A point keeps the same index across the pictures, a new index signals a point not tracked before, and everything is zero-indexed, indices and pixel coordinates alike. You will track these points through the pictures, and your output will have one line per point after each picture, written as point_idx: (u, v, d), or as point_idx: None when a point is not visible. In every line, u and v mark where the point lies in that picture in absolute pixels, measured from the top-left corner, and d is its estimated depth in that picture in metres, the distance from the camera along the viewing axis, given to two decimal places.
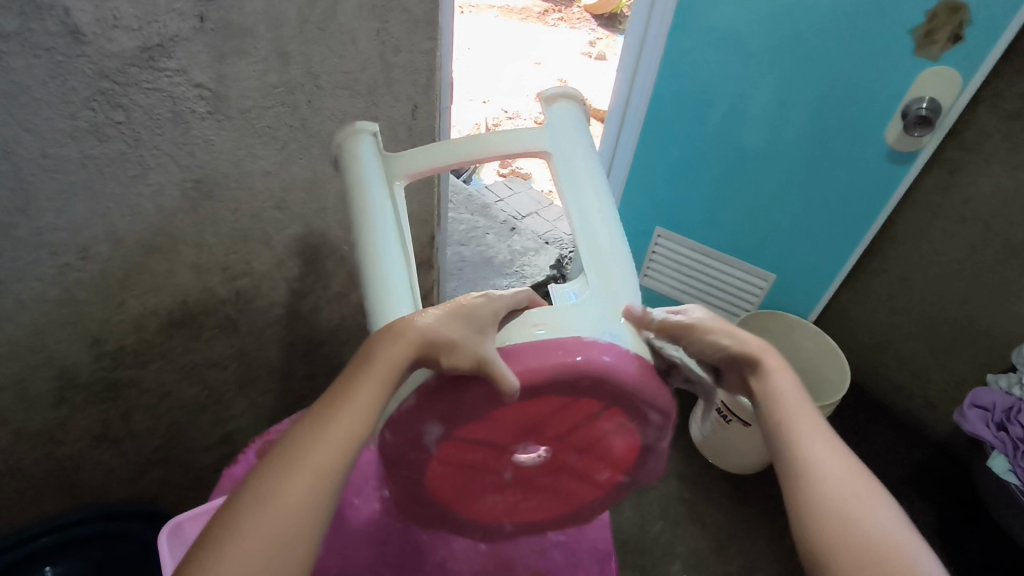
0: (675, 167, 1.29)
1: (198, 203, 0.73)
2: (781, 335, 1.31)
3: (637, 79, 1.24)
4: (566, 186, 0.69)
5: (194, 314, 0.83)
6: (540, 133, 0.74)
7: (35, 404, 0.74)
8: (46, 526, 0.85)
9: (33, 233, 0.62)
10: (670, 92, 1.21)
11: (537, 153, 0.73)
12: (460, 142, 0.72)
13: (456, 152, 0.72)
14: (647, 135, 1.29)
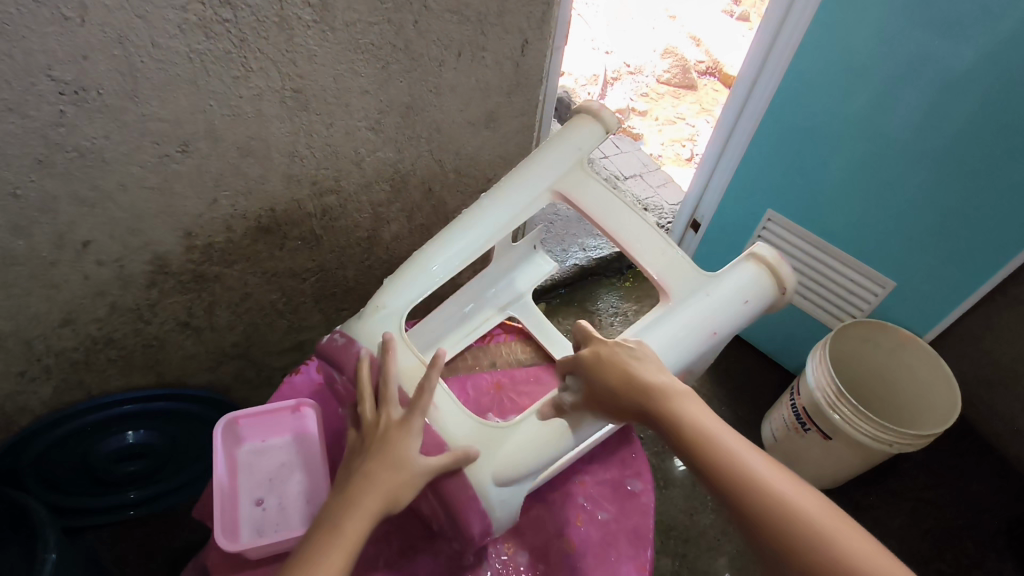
0: (801, 148, 1.16)
1: (295, 113, 0.73)
2: (885, 351, 1.18)
3: (771, 54, 1.13)
4: (654, 323, 0.68)
5: (280, 223, 0.84)
6: (697, 280, 0.71)
7: (131, 282, 0.80)
8: (132, 395, 0.95)
9: (140, 118, 0.64)
10: (804, 74, 1.09)
11: (665, 291, 0.71)
12: (619, 210, 0.75)
13: (603, 207, 0.75)
14: (775, 108, 1.17)
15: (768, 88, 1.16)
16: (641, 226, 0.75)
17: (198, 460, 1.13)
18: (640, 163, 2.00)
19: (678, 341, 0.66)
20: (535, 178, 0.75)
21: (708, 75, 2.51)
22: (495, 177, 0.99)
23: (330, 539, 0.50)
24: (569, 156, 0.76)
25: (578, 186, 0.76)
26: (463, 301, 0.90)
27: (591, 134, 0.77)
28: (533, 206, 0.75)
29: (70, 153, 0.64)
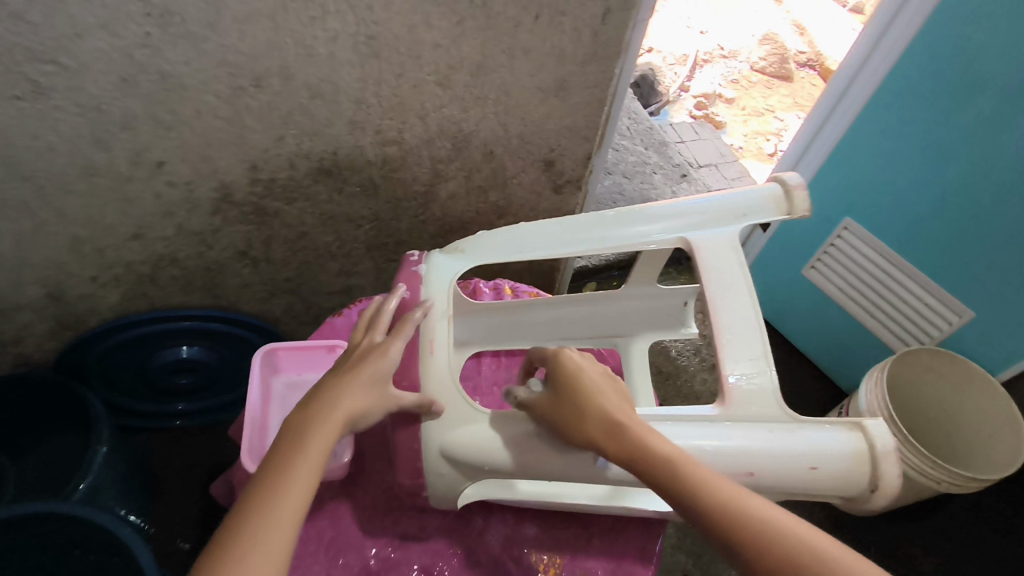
0: (898, 156, 1.07)
1: (366, 60, 0.73)
2: (947, 386, 1.11)
3: (870, 60, 1.06)
4: (690, 423, 0.50)
5: (341, 167, 0.86)
6: (772, 414, 0.51)
7: (197, 207, 0.84)
8: (188, 315, 1.01)
9: (219, 49, 0.66)
10: (908, 85, 1.01)
11: (725, 399, 0.51)
12: (740, 283, 0.56)
13: (717, 267, 0.57)
14: (875, 108, 1.07)
15: (863, 93, 1.08)
16: (741, 315, 0.55)
17: (241, 382, 1.20)
18: (717, 153, 1.92)
19: (701, 456, 0.48)
20: (649, 214, 0.59)
21: (807, 68, 2.36)
22: (559, 148, 0.97)
23: (296, 454, 0.48)
24: (718, 205, 0.59)
25: (710, 244, 0.58)
26: (580, 315, 0.80)
27: (776, 204, 0.58)
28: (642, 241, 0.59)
29: (151, 76, 0.67)
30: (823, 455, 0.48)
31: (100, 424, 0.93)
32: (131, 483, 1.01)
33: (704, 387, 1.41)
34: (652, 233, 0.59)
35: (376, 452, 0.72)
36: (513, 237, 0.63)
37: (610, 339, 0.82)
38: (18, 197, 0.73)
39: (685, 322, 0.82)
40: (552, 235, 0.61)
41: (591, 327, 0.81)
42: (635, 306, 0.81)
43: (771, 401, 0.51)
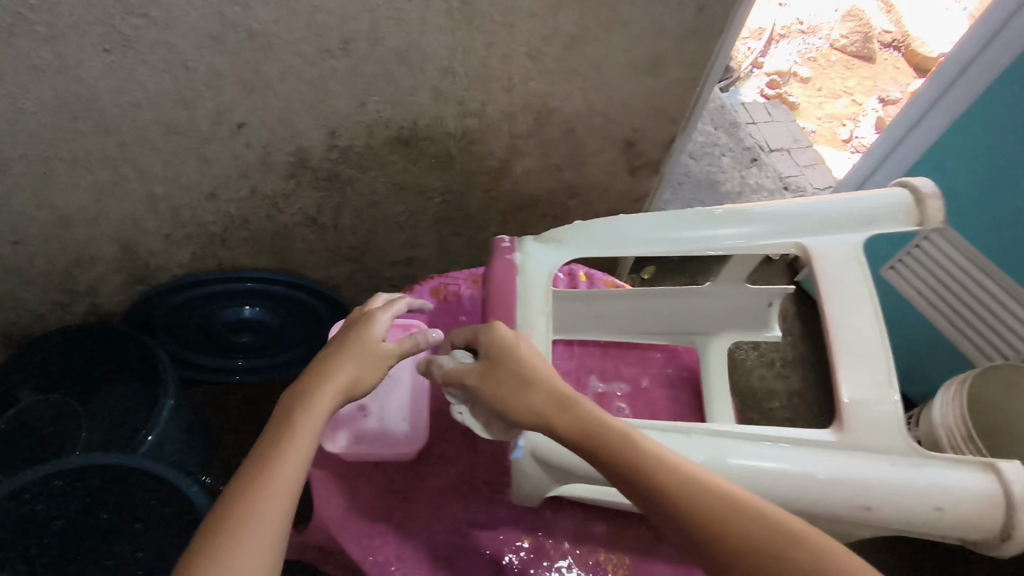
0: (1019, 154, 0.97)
1: (458, 27, 0.69)
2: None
3: (971, 64, 1.00)
4: (805, 447, 0.46)
5: (420, 137, 0.83)
6: (897, 445, 0.46)
7: (272, 170, 0.82)
8: (252, 275, 1.01)
9: (310, 9, 0.63)
10: (1008, 93, 0.96)
11: (842, 423, 0.48)
12: (869, 296, 0.52)
13: (839, 279, 0.53)
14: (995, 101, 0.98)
15: (957, 97, 1.03)
16: (866, 333, 0.50)
17: (298, 343, 1.20)
18: (791, 136, 1.83)
19: (816, 486, 0.45)
20: (766, 215, 0.56)
21: (891, 49, 2.21)
22: (642, 129, 0.92)
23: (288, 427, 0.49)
24: (842, 209, 0.55)
25: (832, 253, 0.54)
26: (660, 308, 0.77)
27: (905, 205, 0.55)
28: (756, 243, 0.56)
29: (241, 35, 0.64)
30: (952, 498, 0.44)
31: (168, 381, 0.93)
32: (193, 430, 1.04)
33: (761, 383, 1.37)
34: (769, 237, 0.55)
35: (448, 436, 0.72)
36: (618, 229, 0.58)
37: (688, 336, 0.79)
38: (101, 151, 0.73)
39: (768, 323, 0.78)
40: (660, 231, 0.57)
41: (669, 321, 0.78)
42: (721, 303, 0.77)
43: (896, 432, 0.47)
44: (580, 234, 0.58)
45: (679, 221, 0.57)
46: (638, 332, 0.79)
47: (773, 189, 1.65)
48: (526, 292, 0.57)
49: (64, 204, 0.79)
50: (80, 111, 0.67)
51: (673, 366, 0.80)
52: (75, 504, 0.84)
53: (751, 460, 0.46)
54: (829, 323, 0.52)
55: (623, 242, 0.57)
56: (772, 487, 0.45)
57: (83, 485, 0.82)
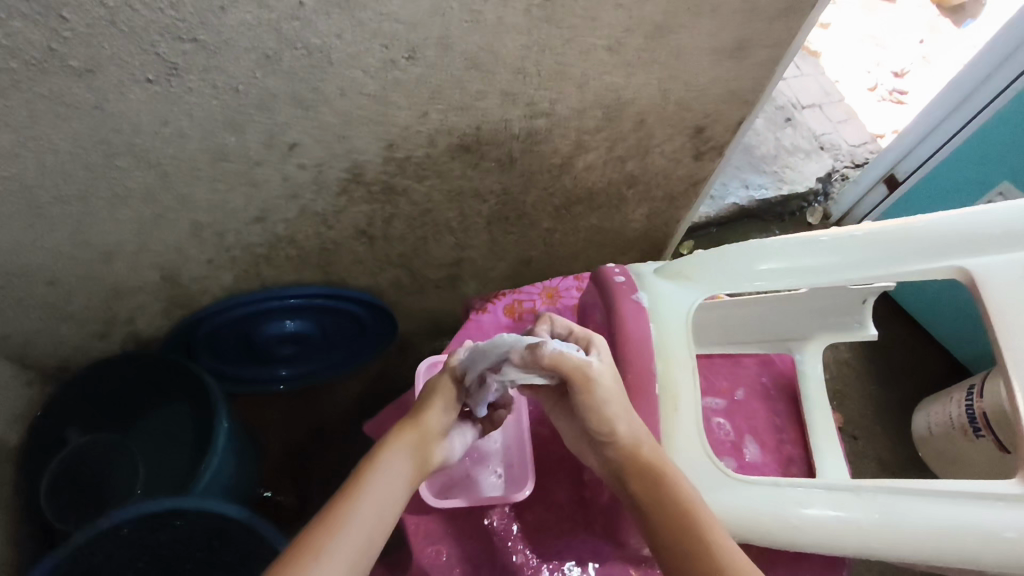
0: None
1: (537, 25, 0.61)
2: None
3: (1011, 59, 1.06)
4: (989, 503, 0.49)
5: (482, 142, 0.76)
6: None
7: (324, 188, 0.75)
8: (296, 291, 0.94)
9: (377, 18, 0.55)
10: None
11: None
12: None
13: (1015, 308, 0.53)
14: None
15: (999, 90, 1.09)
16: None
17: (338, 348, 1.14)
18: (822, 91, 1.71)
19: (948, 543, 0.49)
20: (918, 235, 0.56)
21: None
22: (714, 114, 0.85)
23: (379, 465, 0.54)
24: (1009, 226, 0.54)
25: (1004, 271, 0.54)
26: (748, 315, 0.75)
27: None
28: (914, 266, 0.55)
29: (299, 51, 0.56)
30: None
31: (219, 401, 0.90)
32: (244, 452, 1.00)
33: None
34: (928, 260, 0.55)
35: (561, 458, 0.71)
36: (759, 258, 0.59)
37: (786, 344, 0.76)
38: (143, 185, 0.65)
39: (863, 324, 0.72)
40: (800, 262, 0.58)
41: (760, 329, 0.76)
42: (817, 306, 0.73)
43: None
44: (719, 268, 0.60)
45: (823, 247, 0.58)
46: (729, 343, 0.76)
47: (809, 150, 1.58)
48: (665, 345, 0.60)
49: (104, 240, 0.71)
50: (120, 146, 0.60)
51: (769, 375, 0.76)
52: (164, 535, 0.80)
53: (917, 520, 0.50)
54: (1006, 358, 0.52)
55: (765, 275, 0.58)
56: (887, 544, 0.50)
57: (165, 519, 0.78)
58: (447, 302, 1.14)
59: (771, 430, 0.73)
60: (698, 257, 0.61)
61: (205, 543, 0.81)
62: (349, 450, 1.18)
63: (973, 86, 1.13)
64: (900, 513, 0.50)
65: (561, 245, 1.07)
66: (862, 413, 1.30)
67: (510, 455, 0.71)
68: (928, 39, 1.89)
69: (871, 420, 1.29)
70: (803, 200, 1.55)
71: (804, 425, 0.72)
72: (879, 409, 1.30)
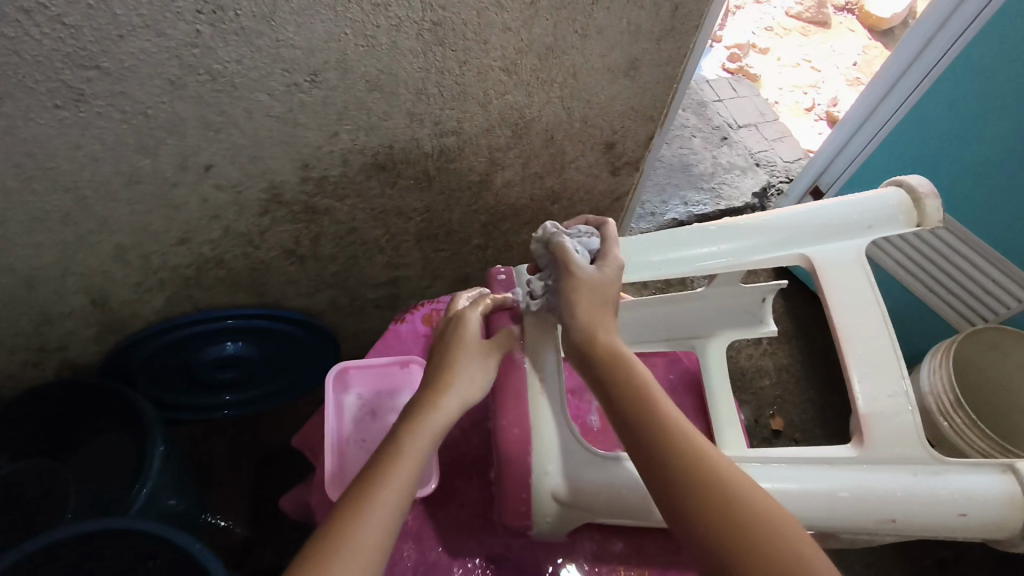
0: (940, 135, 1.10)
1: (431, 48, 0.66)
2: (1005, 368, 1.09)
3: (905, 75, 1.13)
4: (835, 465, 0.53)
5: (396, 161, 0.80)
6: (911, 453, 0.53)
7: (245, 208, 0.78)
8: (231, 312, 0.96)
9: (273, 44, 0.60)
10: (943, 100, 1.08)
11: (861, 436, 0.54)
12: (863, 301, 0.58)
13: (845, 290, 0.58)
14: (924, 101, 1.11)
15: (897, 104, 1.16)
16: (875, 341, 0.56)
17: (282, 373, 1.15)
18: (757, 111, 1.78)
19: (788, 501, 0.52)
20: (766, 226, 0.61)
21: (845, 13, 2.12)
22: (622, 130, 0.90)
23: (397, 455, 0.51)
24: (843, 216, 0.61)
25: (836, 258, 0.60)
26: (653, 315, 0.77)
27: (916, 200, 0.61)
28: (763, 254, 0.61)
29: (201, 77, 0.60)
30: (973, 503, 0.51)
31: (155, 424, 0.93)
32: (184, 476, 1.01)
33: (751, 363, 1.40)
34: (775, 248, 0.61)
35: (477, 457, 0.76)
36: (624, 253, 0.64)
37: (688, 341, 0.78)
38: (60, 208, 0.68)
39: (765, 318, 0.77)
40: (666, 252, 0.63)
41: (665, 326, 0.78)
42: (719, 303, 0.77)
43: (912, 441, 0.53)
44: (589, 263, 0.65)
45: (683, 240, 0.63)
46: (634, 341, 0.78)
47: (745, 167, 1.65)
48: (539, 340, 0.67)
49: (28, 264, 0.74)
50: (33, 170, 0.63)
51: (675, 372, 0.82)
52: (99, 559, 0.80)
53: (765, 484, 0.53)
54: (839, 335, 0.57)
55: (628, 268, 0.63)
56: None
57: (98, 541, 0.78)
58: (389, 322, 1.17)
59: None
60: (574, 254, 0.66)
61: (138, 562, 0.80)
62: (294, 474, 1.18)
63: (877, 100, 1.20)
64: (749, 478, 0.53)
65: (495, 261, 1.10)
66: (803, 417, 1.32)
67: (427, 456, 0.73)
68: (858, 62, 2.00)
69: (812, 424, 1.32)
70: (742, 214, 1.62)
71: (707, 418, 0.77)
72: (819, 413, 1.33)
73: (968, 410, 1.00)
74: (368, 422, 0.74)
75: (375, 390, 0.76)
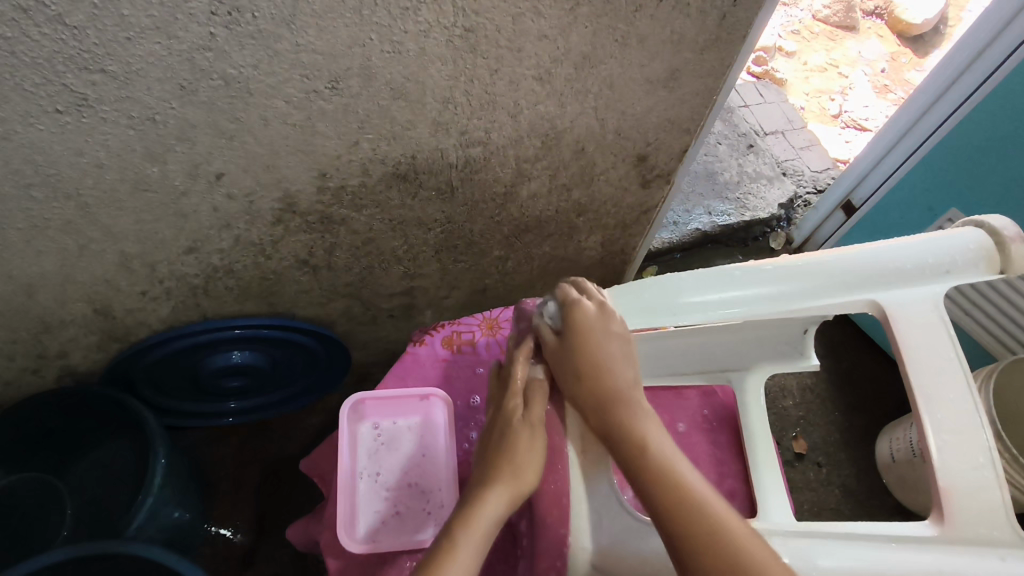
0: (987, 155, 1.05)
1: (462, 55, 0.61)
2: None
3: (952, 89, 1.07)
4: (910, 547, 0.51)
5: (418, 171, 0.75)
6: (1000, 535, 0.50)
7: (258, 218, 0.74)
8: (241, 322, 0.92)
9: (293, 49, 0.55)
10: (991, 118, 1.02)
11: (941, 513, 0.51)
12: (942, 363, 0.55)
13: (923, 345, 0.56)
14: (968, 120, 1.06)
15: (940, 120, 1.10)
16: (960, 405, 0.53)
17: (291, 381, 1.11)
18: (785, 118, 1.72)
19: None
20: (835, 268, 0.57)
21: (875, 17, 2.03)
22: (656, 142, 0.85)
23: (448, 559, 0.50)
24: (915, 261, 0.57)
25: (910, 308, 0.56)
26: (686, 350, 0.74)
27: (995, 240, 0.57)
28: (828, 299, 0.57)
29: (214, 82, 0.56)
30: None
31: (157, 436, 0.88)
32: (188, 486, 0.97)
33: (773, 381, 1.35)
34: (842, 293, 0.57)
35: None
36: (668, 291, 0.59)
37: (722, 375, 0.75)
38: (62, 216, 0.64)
39: (804, 351, 0.71)
40: (725, 292, 0.58)
41: (700, 361, 0.75)
42: (750, 337, 0.72)
43: (1000, 520, 0.50)
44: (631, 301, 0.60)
45: (737, 281, 0.58)
46: (670, 376, 0.76)
47: (771, 176, 1.59)
48: None
49: (27, 272, 0.70)
50: (33, 177, 0.59)
51: (710, 407, 0.78)
52: None
53: (826, 566, 0.50)
54: (916, 399, 0.55)
55: (676, 310, 0.58)
56: None
57: (97, 561, 0.75)
58: (403, 332, 1.13)
59: (712, 464, 0.74)
60: (613, 290, 0.61)
61: None
62: (303, 484, 1.15)
63: (918, 115, 1.14)
64: (811, 558, 0.51)
65: (515, 273, 1.06)
66: (827, 440, 1.28)
67: (443, 496, 0.69)
68: (887, 69, 1.93)
69: (837, 447, 1.27)
70: (766, 225, 1.57)
71: (743, 457, 0.74)
72: (843, 437, 1.28)
73: (1010, 445, 0.95)
74: (384, 452, 0.71)
75: (392, 417, 0.74)
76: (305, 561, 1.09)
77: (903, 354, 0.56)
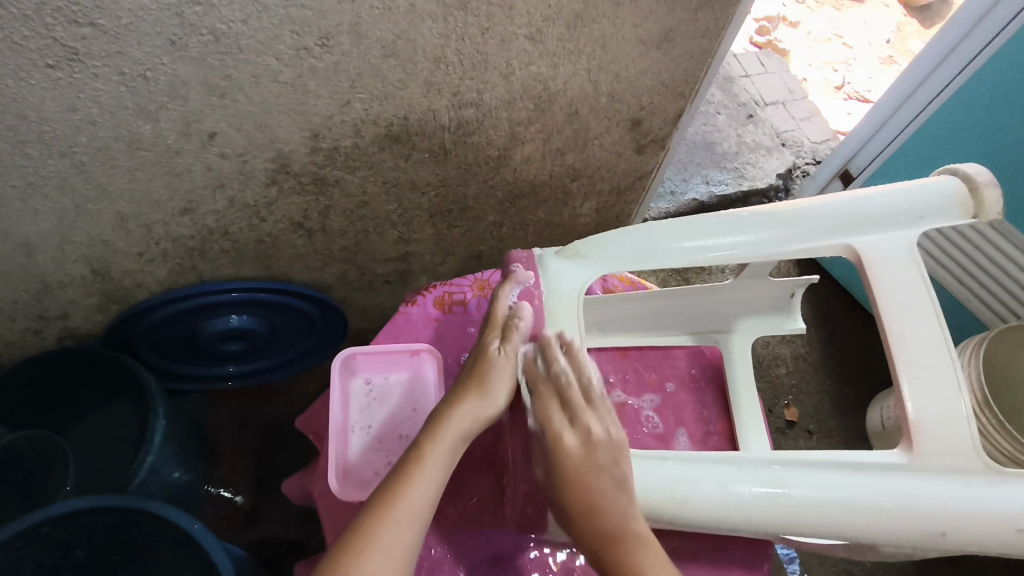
0: (986, 122, 1.04)
1: (452, 12, 0.61)
2: None
3: (953, 54, 1.05)
4: (877, 474, 0.54)
5: (411, 133, 0.75)
6: (965, 464, 0.53)
7: (251, 178, 0.74)
8: (238, 285, 0.94)
9: (282, 3, 0.55)
10: (992, 83, 1.01)
11: (910, 442, 0.55)
12: (915, 306, 0.58)
13: (898, 289, 0.58)
14: (968, 85, 1.05)
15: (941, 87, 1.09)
16: (931, 344, 0.56)
17: (288, 346, 1.13)
18: (786, 88, 1.70)
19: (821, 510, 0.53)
20: (808, 215, 0.61)
21: None
22: (650, 106, 0.85)
23: (416, 461, 0.55)
24: (891, 207, 0.60)
25: (886, 253, 0.59)
26: (677, 308, 0.76)
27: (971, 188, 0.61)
28: (804, 243, 0.60)
29: (204, 37, 0.56)
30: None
31: (157, 397, 0.89)
32: (189, 446, 0.99)
33: (766, 349, 1.36)
34: (818, 237, 0.60)
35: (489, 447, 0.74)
36: (649, 236, 0.63)
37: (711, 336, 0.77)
38: (57, 173, 0.65)
39: (790, 313, 0.75)
40: (704, 238, 0.62)
41: (691, 320, 0.77)
42: (738, 296, 0.75)
43: (964, 449, 0.54)
44: (613, 245, 0.64)
45: (716, 227, 0.62)
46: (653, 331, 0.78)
47: (770, 147, 1.58)
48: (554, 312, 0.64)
49: (25, 231, 0.71)
50: (27, 133, 0.59)
51: (697, 365, 0.79)
52: (101, 531, 0.79)
53: (799, 492, 0.54)
54: (889, 338, 0.57)
55: (656, 254, 0.62)
56: (772, 516, 0.54)
57: (100, 516, 0.77)
58: (399, 298, 1.14)
59: (698, 421, 0.76)
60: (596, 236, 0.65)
61: (144, 538, 0.79)
62: (301, 447, 1.17)
63: (920, 81, 1.12)
64: (787, 484, 0.54)
65: (509, 239, 1.06)
66: (818, 408, 1.30)
67: None
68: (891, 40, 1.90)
69: (827, 415, 1.29)
70: (764, 195, 1.56)
71: (728, 415, 0.75)
72: (834, 404, 1.30)
73: (997, 411, 0.96)
74: (375, 406, 0.73)
75: (382, 373, 0.75)
76: (303, 521, 1.11)
77: (876, 294, 0.58)
